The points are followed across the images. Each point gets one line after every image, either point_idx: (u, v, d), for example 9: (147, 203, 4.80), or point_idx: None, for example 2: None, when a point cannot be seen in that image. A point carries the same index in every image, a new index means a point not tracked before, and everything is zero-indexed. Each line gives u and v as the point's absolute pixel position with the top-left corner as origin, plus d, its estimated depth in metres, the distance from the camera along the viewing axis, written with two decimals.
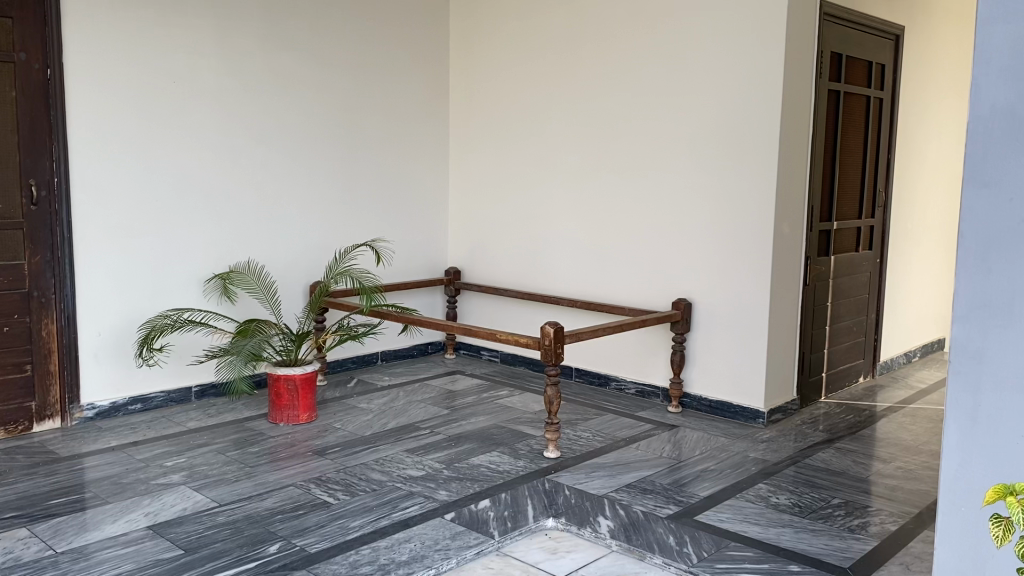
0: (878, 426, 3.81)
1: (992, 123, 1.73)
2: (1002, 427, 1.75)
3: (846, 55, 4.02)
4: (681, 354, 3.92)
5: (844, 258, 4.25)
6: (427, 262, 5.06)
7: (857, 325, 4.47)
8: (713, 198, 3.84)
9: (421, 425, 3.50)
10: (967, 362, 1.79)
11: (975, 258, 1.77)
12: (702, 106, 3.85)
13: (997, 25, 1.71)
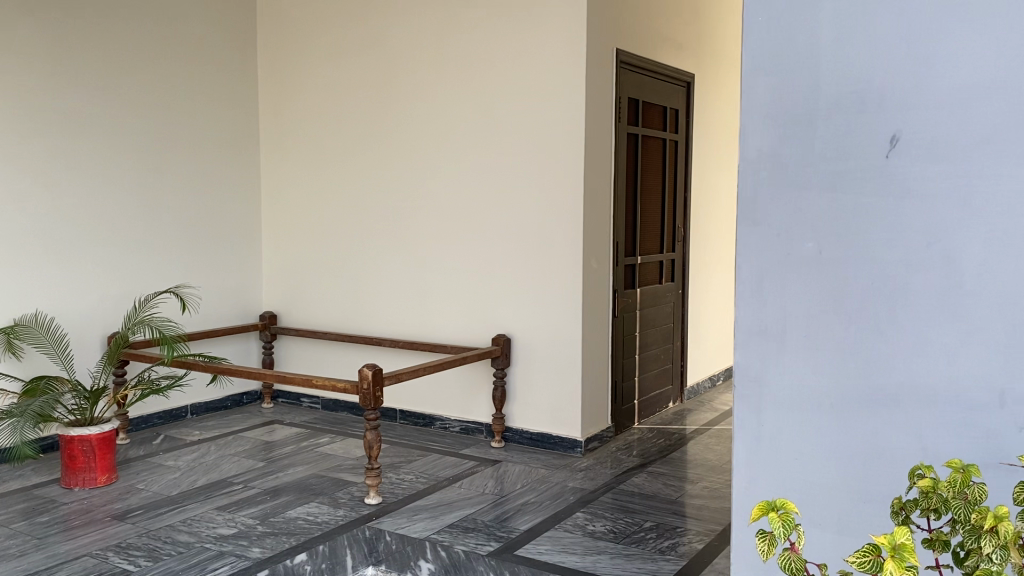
0: (686, 448, 4.02)
1: (759, 165, 1.89)
2: (782, 444, 1.90)
3: (642, 100, 4.28)
4: (501, 390, 3.97)
5: (650, 290, 4.49)
6: (239, 307, 4.87)
7: (665, 353, 4.72)
8: (526, 237, 3.95)
9: (233, 480, 3.34)
10: (749, 385, 1.94)
11: (751, 290, 1.92)
12: (511, 148, 3.97)
13: (758, 76, 1.88)
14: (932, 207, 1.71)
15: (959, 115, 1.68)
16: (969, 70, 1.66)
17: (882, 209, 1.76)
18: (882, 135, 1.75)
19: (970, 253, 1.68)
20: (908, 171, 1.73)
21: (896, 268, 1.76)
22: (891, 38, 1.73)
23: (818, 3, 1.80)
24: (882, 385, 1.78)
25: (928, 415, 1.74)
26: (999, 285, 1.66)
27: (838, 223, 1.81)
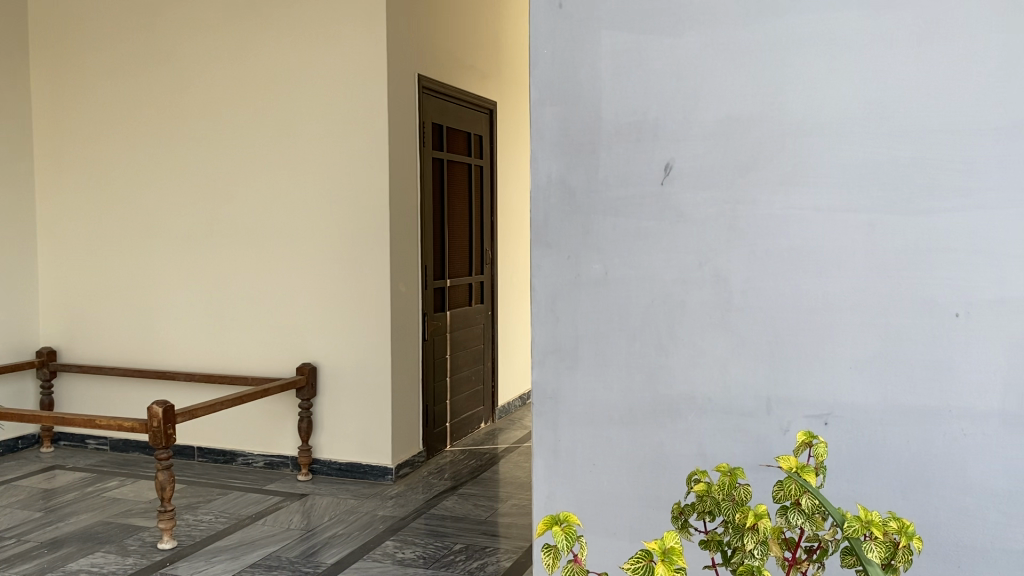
0: (497, 467, 4.08)
1: (549, 191, 1.96)
2: (577, 458, 1.97)
3: (446, 125, 4.34)
4: (307, 420, 3.86)
5: (459, 312, 4.54)
6: (13, 344, 4.44)
7: (475, 374, 4.78)
8: (332, 263, 3.88)
9: (4, 535, 3.03)
10: (545, 403, 2.00)
11: (545, 310, 1.98)
12: (313, 171, 3.89)
13: (545, 105, 1.95)
14: (703, 230, 1.85)
15: (722, 145, 1.83)
16: (729, 104, 1.81)
17: (661, 232, 1.88)
18: (658, 162, 1.87)
19: (736, 272, 1.83)
20: (682, 197, 1.86)
21: (674, 287, 1.88)
22: (662, 72, 1.86)
23: (597, 38, 1.91)
24: (666, 397, 1.90)
25: (706, 423, 1.86)
26: (762, 300, 1.82)
27: (623, 245, 1.91)
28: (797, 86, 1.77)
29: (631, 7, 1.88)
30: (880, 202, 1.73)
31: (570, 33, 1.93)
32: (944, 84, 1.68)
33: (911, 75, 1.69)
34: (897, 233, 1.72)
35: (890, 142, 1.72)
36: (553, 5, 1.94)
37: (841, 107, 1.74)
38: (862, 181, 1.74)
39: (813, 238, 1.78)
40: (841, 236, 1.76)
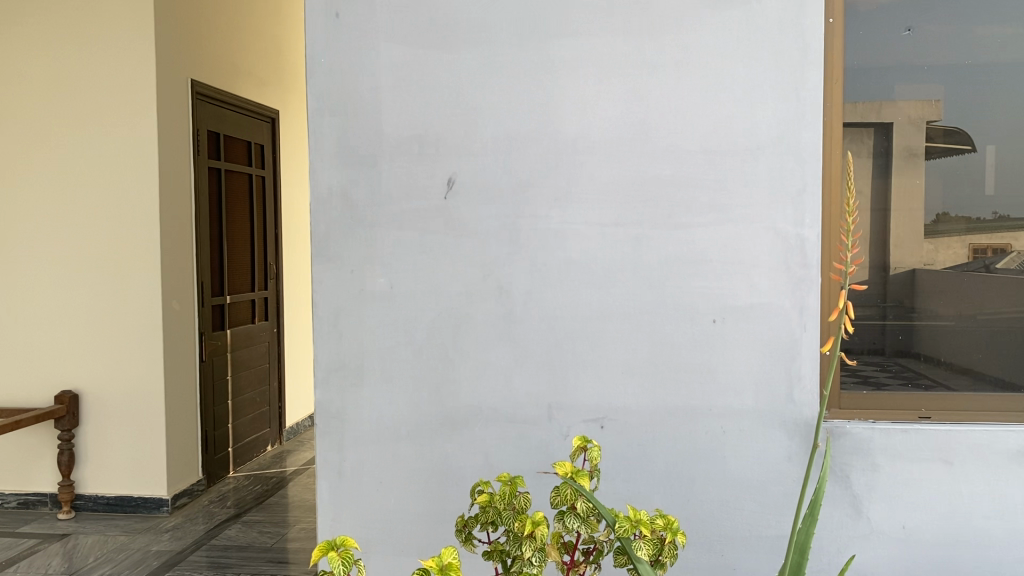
0: (284, 491, 3.93)
1: (330, 204, 1.91)
2: (363, 476, 1.93)
3: (223, 134, 4.14)
4: (69, 453, 3.51)
5: (241, 330, 4.33)
6: None
7: (260, 395, 4.58)
8: (95, 285, 3.57)
9: None
10: (329, 422, 1.94)
11: (327, 326, 1.92)
12: (68, 180, 3.57)
13: (324, 116, 1.90)
14: (485, 243, 1.88)
15: (501, 160, 1.86)
16: (507, 120, 1.86)
17: (443, 246, 1.89)
18: (439, 176, 1.88)
19: (517, 284, 1.87)
20: (464, 210, 1.88)
21: (458, 299, 1.89)
22: (441, 87, 1.87)
23: (375, 50, 1.89)
24: (452, 409, 1.90)
25: (490, 434, 1.89)
26: (542, 311, 1.87)
27: (406, 259, 1.90)
28: (569, 105, 1.84)
29: (409, 21, 1.87)
30: (646, 217, 1.84)
31: (348, 43, 1.89)
32: (699, 108, 1.81)
33: (671, 98, 1.82)
34: (662, 246, 1.84)
35: (654, 160, 1.83)
36: (330, 14, 1.89)
37: (610, 127, 1.84)
38: (631, 196, 1.84)
39: (588, 251, 1.86)
40: (612, 249, 1.85)
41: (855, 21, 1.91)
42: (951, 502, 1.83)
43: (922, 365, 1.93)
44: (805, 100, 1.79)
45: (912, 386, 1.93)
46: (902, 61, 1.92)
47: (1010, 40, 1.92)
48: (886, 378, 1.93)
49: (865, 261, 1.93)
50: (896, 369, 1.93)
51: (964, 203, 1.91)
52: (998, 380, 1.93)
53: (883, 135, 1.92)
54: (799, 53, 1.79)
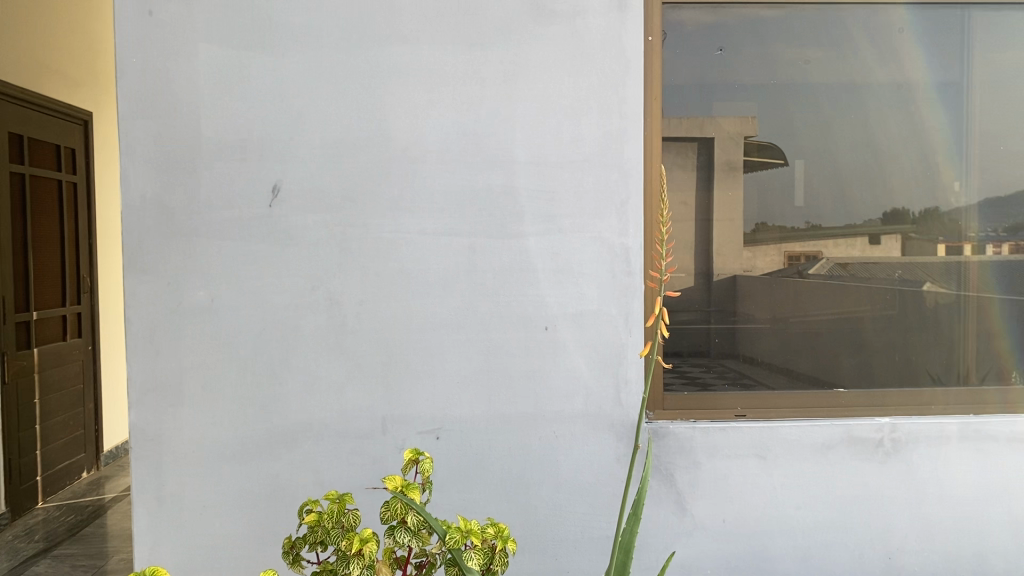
0: (102, 520, 3.66)
1: (143, 213, 1.80)
2: (185, 500, 1.83)
3: (28, 136, 3.82)
4: None
5: (50, 348, 4.00)
6: None
7: (73, 418, 4.25)
8: None
9: None
10: (145, 445, 1.82)
11: (142, 342, 1.81)
12: None
13: (136, 118, 1.79)
14: (312, 254, 1.83)
15: (330, 169, 1.82)
16: (335, 128, 1.82)
17: (268, 256, 1.82)
18: (263, 184, 1.81)
19: (347, 295, 1.83)
20: (290, 219, 1.82)
21: (285, 312, 1.83)
22: (266, 92, 1.81)
23: (193, 51, 1.79)
24: (281, 426, 1.84)
25: (321, 450, 1.84)
26: (374, 322, 1.84)
27: (228, 271, 1.82)
28: (400, 114, 1.82)
29: (230, 22, 1.79)
30: (478, 226, 1.84)
31: (162, 43, 1.79)
32: (528, 119, 1.84)
33: (502, 108, 1.84)
34: (493, 255, 1.85)
35: (485, 170, 1.84)
36: (142, 10, 1.78)
37: (441, 137, 1.83)
38: (462, 206, 1.84)
39: (420, 261, 1.84)
40: (444, 258, 1.84)
41: (674, 41, 2.00)
42: (765, 495, 1.94)
43: (744, 365, 2.05)
44: (628, 114, 1.85)
45: (734, 385, 2.04)
46: (718, 79, 2.03)
47: (817, 62, 2.06)
48: (712, 378, 2.03)
49: (693, 267, 2.03)
50: (722, 369, 2.04)
51: (779, 214, 2.05)
52: (813, 378, 2.06)
53: (703, 149, 2.02)
54: (622, 69, 1.85)
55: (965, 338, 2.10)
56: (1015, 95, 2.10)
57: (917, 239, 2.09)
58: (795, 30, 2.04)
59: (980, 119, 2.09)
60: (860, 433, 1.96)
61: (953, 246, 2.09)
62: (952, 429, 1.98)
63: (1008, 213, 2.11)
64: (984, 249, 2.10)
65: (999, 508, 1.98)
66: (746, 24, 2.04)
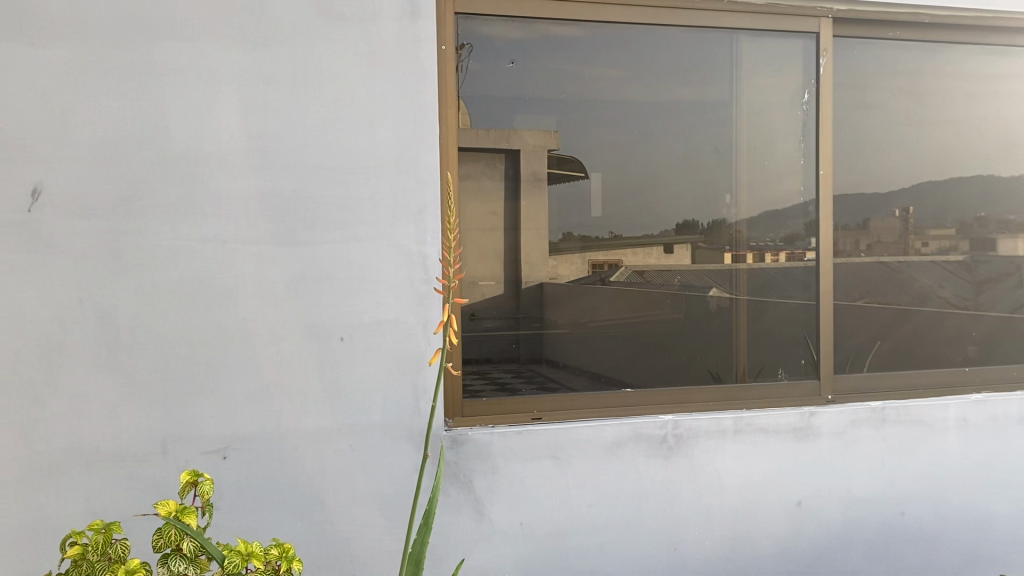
0: None
1: None
2: None
3: None
4: None
5: None
6: None
7: None
8: None
9: None
10: None
11: None
12: None
13: None
14: (81, 264, 1.69)
15: (100, 172, 1.69)
16: (107, 127, 1.69)
17: (29, 267, 1.67)
18: (22, 188, 1.66)
19: (120, 308, 1.71)
20: (53, 226, 1.68)
21: (49, 327, 1.68)
22: (23, 87, 1.65)
23: None
24: (45, 452, 1.69)
25: (92, 476, 1.71)
26: (152, 337, 1.72)
27: None
28: (179, 115, 1.72)
29: None
30: (267, 234, 1.77)
31: None
32: (320, 125, 1.79)
33: (291, 113, 1.78)
34: (284, 263, 1.78)
35: (274, 174, 1.77)
36: None
37: (227, 140, 1.75)
38: (250, 213, 1.76)
39: (204, 270, 1.74)
40: (231, 267, 1.76)
41: (477, 53, 2.02)
42: (559, 496, 2.00)
43: (547, 369, 2.09)
44: (422, 121, 1.85)
45: (536, 389, 2.08)
46: (519, 92, 2.07)
47: (611, 81, 2.14)
48: (519, 383, 2.06)
49: (501, 275, 2.06)
50: (530, 375, 2.08)
51: (581, 225, 2.11)
52: (610, 379, 2.14)
53: (502, 160, 2.06)
54: (416, 75, 1.84)
55: (741, 339, 2.25)
56: (778, 117, 2.27)
57: (704, 248, 2.23)
58: (594, 48, 2.11)
59: (747, 136, 2.25)
60: (646, 430, 2.06)
61: (736, 255, 2.24)
62: (728, 423, 2.13)
63: (781, 224, 2.27)
64: (764, 257, 2.26)
65: (769, 495, 2.15)
66: (548, 41, 2.08)
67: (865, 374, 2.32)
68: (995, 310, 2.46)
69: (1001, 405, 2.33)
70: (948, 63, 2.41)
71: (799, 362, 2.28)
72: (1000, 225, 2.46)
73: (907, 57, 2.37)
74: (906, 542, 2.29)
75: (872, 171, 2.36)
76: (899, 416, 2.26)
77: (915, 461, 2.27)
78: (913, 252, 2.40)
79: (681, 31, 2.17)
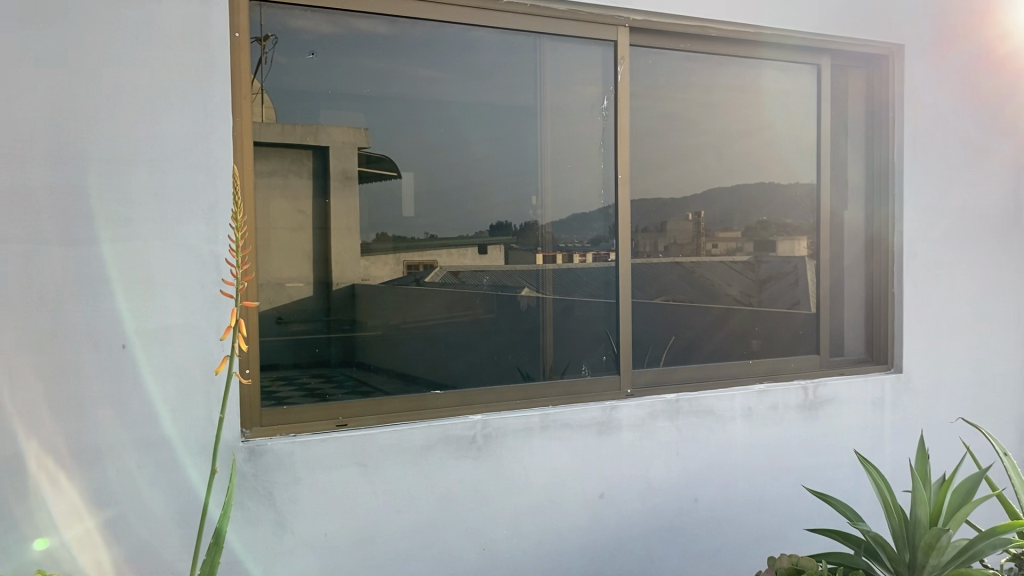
0: None
1: None
2: None
3: None
4: None
5: None
6: None
7: None
8: None
9: None
10: None
11: None
12: None
13: None
14: None
15: None
16: None
17: None
18: None
19: None
20: None
21: None
22: None
23: None
24: None
25: None
26: None
27: None
28: None
29: None
30: (34, 231, 1.61)
31: None
32: (96, 112, 1.64)
33: (64, 97, 1.62)
34: (55, 265, 1.62)
35: (43, 165, 1.61)
36: None
37: None
38: (12, 208, 1.59)
39: None
40: None
41: (283, 45, 1.92)
42: (365, 504, 1.94)
43: (358, 373, 2.03)
44: (214, 113, 1.75)
45: (344, 394, 2.00)
46: (326, 87, 1.99)
47: (426, 80, 2.11)
48: (329, 389, 1.99)
49: (306, 277, 1.97)
50: (339, 379, 2.01)
51: (394, 225, 2.06)
52: (420, 380, 2.10)
53: (313, 158, 1.97)
54: (206, 63, 1.74)
55: (547, 336, 2.29)
56: (581, 121, 2.33)
57: (517, 249, 2.25)
58: (406, 46, 2.07)
59: (550, 141, 2.29)
60: (455, 431, 2.05)
61: (545, 255, 2.28)
62: (535, 421, 2.15)
63: (587, 227, 2.34)
64: (572, 258, 2.31)
65: (574, 488, 2.21)
66: (360, 37, 2.01)
67: (662, 368, 2.43)
68: (775, 306, 2.65)
69: (780, 395, 2.53)
70: (735, 77, 2.58)
71: (600, 358, 2.35)
72: (778, 228, 2.67)
73: (701, 69, 2.51)
74: (699, 526, 2.42)
75: (668, 176, 2.48)
76: (691, 407, 2.39)
77: (705, 449, 2.41)
78: (704, 253, 2.55)
79: (492, 33, 2.17)
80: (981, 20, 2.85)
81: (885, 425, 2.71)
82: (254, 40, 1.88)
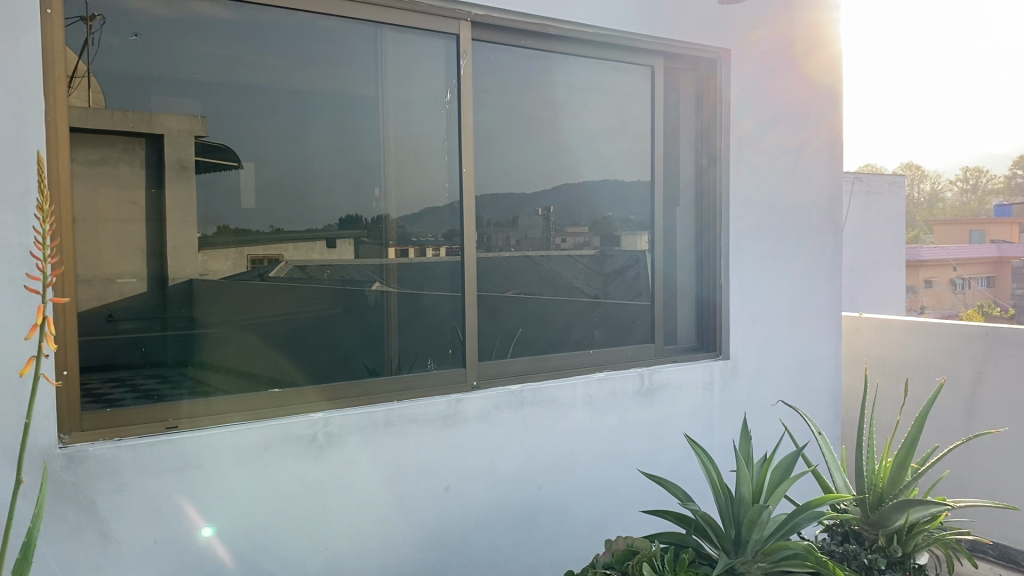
0: None
1: None
2: None
3: None
4: None
5: None
6: None
7: None
8: None
9: None
10: None
11: None
12: None
13: None
14: None
15: None
16: None
17: None
18: None
19: None
20: None
21: None
22: None
23: None
24: None
25: None
26: None
27: None
28: None
29: None
30: None
31: None
32: None
33: None
34: None
35: None
36: None
37: None
38: None
39: None
40: None
41: (111, 25, 1.80)
42: (198, 509, 1.86)
43: (194, 372, 1.93)
44: (20, 93, 1.63)
45: (177, 395, 1.91)
46: (159, 72, 1.87)
47: (269, 68, 2.03)
48: (164, 389, 1.89)
49: (137, 273, 1.85)
50: (171, 379, 1.91)
51: (233, 217, 1.98)
52: (261, 379, 2.03)
53: (142, 145, 1.86)
54: (9, 40, 1.63)
55: (393, 330, 2.26)
56: (426, 114, 2.32)
57: (368, 243, 2.21)
58: (246, 32, 1.99)
59: (395, 133, 2.26)
60: (295, 430, 1.99)
61: (400, 249, 2.26)
62: (379, 416, 2.13)
63: (438, 220, 2.33)
64: (424, 251, 2.30)
65: (419, 482, 2.21)
66: (194, 20, 1.91)
67: (509, 360, 2.47)
68: (620, 298, 2.75)
69: (619, 382, 2.63)
70: (578, 76, 2.65)
71: (446, 352, 2.36)
72: (621, 223, 2.76)
73: (544, 67, 2.57)
74: (544, 513, 2.48)
75: (514, 171, 2.51)
76: (535, 397, 2.44)
77: (548, 437, 2.47)
78: (554, 247, 2.60)
79: (336, 22, 2.12)
80: (800, 31, 3.06)
81: (715, 409, 2.88)
82: (78, 20, 1.75)
